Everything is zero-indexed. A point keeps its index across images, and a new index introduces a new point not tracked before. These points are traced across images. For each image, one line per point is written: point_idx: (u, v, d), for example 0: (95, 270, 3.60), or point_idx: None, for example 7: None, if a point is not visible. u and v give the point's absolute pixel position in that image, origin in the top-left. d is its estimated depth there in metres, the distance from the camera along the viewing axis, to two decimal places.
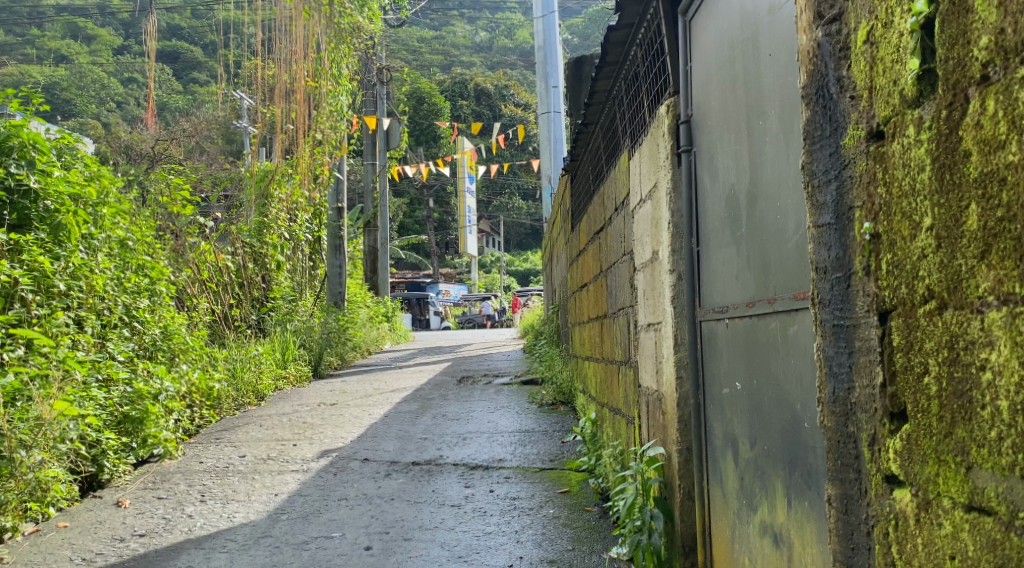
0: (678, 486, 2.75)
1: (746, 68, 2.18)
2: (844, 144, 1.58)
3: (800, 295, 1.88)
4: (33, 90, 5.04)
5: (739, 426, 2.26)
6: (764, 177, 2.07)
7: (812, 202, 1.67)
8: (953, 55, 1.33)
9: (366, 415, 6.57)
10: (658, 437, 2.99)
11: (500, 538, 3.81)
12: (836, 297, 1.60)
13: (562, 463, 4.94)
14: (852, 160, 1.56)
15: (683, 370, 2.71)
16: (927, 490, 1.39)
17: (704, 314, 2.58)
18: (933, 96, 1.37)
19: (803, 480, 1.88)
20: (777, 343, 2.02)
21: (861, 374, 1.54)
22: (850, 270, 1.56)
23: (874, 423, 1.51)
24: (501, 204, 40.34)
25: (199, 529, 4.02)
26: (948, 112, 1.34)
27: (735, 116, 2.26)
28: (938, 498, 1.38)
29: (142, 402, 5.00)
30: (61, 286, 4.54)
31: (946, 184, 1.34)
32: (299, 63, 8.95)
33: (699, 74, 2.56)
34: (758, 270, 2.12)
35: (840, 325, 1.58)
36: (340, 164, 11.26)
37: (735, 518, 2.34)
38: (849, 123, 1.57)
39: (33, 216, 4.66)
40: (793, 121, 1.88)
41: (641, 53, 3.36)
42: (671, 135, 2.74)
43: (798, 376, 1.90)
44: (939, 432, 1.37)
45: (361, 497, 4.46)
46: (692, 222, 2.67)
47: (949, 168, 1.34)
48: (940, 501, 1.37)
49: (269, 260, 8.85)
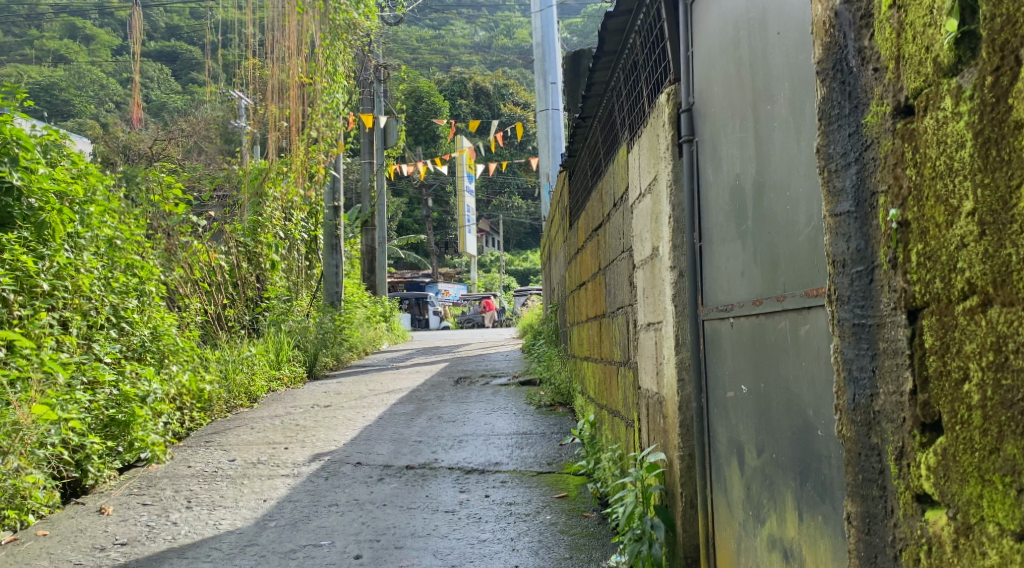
0: (680, 494, 2.61)
1: (752, 51, 2.04)
2: (865, 122, 1.45)
3: (813, 292, 1.74)
4: (17, 86, 4.91)
5: (746, 431, 2.12)
6: (772, 165, 1.92)
7: (828, 189, 1.53)
8: (1001, 11, 1.18)
9: (360, 417, 6.44)
10: (658, 441, 2.86)
11: (495, 545, 3.67)
12: (856, 293, 1.46)
13: (561, 466, 4.81)
14: (876, 139, 1.42)
15: (685, 372, 2.57)
16: (969, 514, 1.25)
17: (707, 313, 2.44)
18: (975, 62, 1.23)
19: (817, 493, 1.74)
20: (786, 343, 1.88)
21: (887, 379, 1.40)
22: (873, 262, 1.43)
23: (901, 435, 1.37)
24: (501, 203, 40.33)
25: (183, 538, 3.88)
26: (995, 78, 1.20)
27: (740, 103, 2.13)
28: (981, 524, 1.23)
29: (129, 405, 4.85)
30: (45, 285, 4.43)
31: (993, 161, 1.20)
32: (293, 60, 8.77)
33: (701, 60, 2.42)
34: (767, 266, 1.98)
35: (862, 325, 1.45)
36: (336, 163, 11.13)
37: (741, 530, 2.20)
38: (873, 99, 1.43)
39: (17, 215, 4.51)
40: (805, 103, 1.75)
41: (639, 41, 3.22)
42: (671, 125, 2.61)
43: (810, 380, 1.76)
44: (984, 448, 1.22)
45: (352, 503, 4.32)
46: (693, 216, 2.53)
47: (995, 142, 1.19)
48: (983, 527, 1.23)
49: (263, 260, 8.72)
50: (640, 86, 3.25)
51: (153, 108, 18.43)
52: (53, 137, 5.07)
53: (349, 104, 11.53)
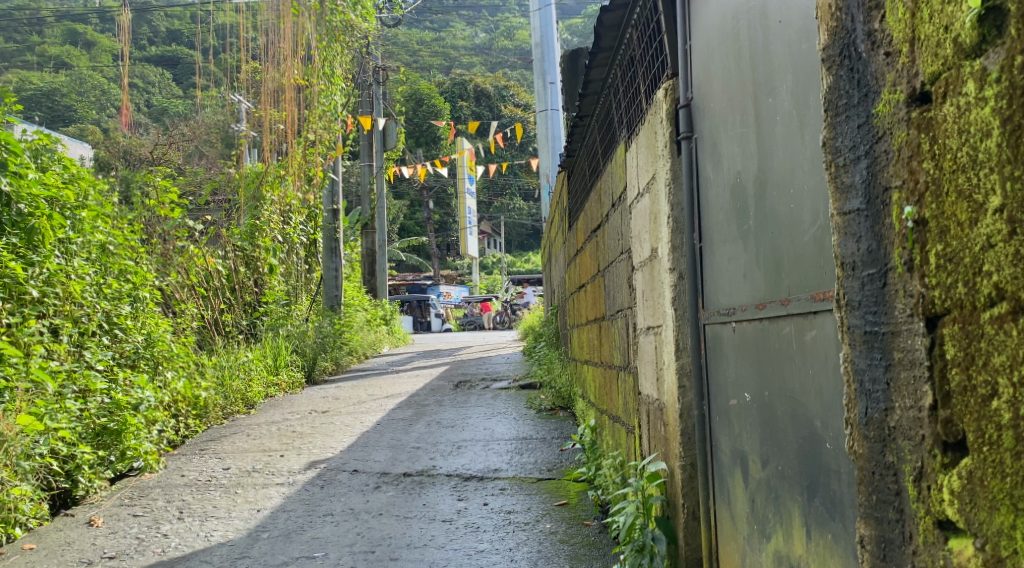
0: (682, 505, 2.51)
1: (752, 41, 1.94)
2: (877, 112, 1.35)
3: (819, 294, 1.64)
4: (5, 89, 4.81)
5: (749, 440, 2.03)
6: (774, 160, 1.83)
7: (836, 185, 1.44)
8: None
9: (358, 423, 6.34)
10: (659, 449, 2.76)
11: (493, 556, 3.57)
12: (867, 299, 1.37)
13: (561, 473, 4.70)
14: (888, 130, 1.32)
15: (686, 378, 2.47)
16: (999, 546, 1.14)
17: (708, 317, 2.35)
18: (1001, 41, 1.13)
19: (825, 509, 1.64)
20: (792, 349, 1.78)
21: (903, 393, 1.30)
22: (886, 265, 1.33)
23: (920, 455, 1.27)
24: (502, 204, 40.25)
25: (173, 550, 3.79)
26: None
27: (741, 98, 2.03)
28: (1014, 557, 1.12)
29: (120, 414, 4.75)
30: (33, 292, 4.33)
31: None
32: (287, 62, 8.64)
33: (699, 52, 2.32)
34: (771, 269, 1.87)
35: (874, 333, 1.35)
36: (335, 166, 11.04)
37: (745, 545, 2.10)
38: (885, 86, 1.33)
39: (6, 221, 4.39)
40: (809, 94, 1.65)
41: (636, 35, 3.12)
42: (670, 121, 2.50)
43: (817, 389, 1.66)
44: (1016, 474, 1.12)
45: (347, 513, 4.22)
46: (694, 216, 2.43)
47: None
48: (1016, 561, 1.12)
49: (261, 264, 8.62)
50: (637, 83, 3.15)
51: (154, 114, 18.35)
52: (42, 142, 4.94)
53: (347, 107, 11.43)
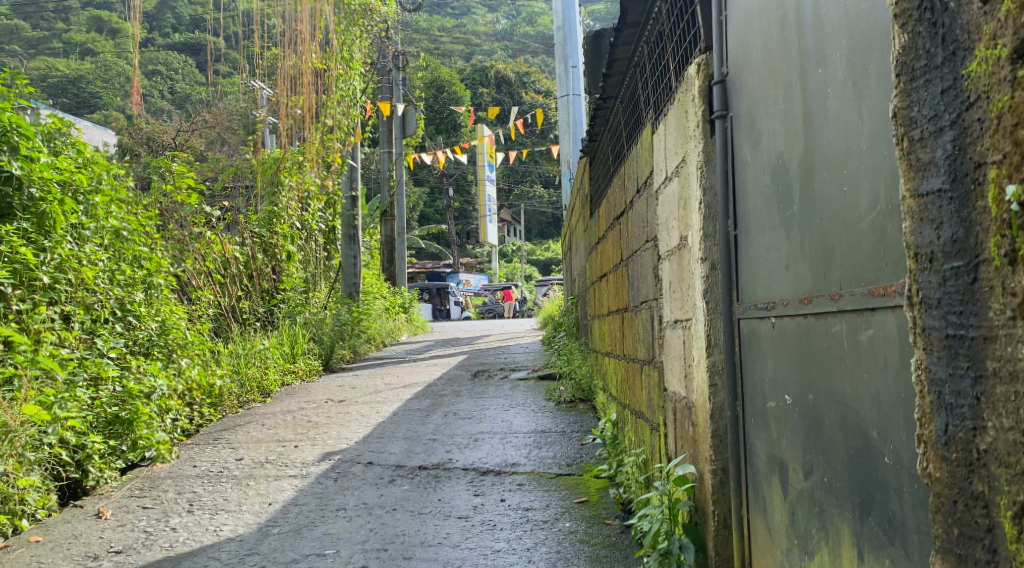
0: (711, 512, 2.34)
1: (798, 5, 1.76)
2: (968, 73, 1.16)
3: (877, 290, 1.46)
4: (18, 72, 4.65)
5: (789, 448, 1.85)
6: (824, 139, 1.64)
7: (913, 162, 1.26)
8: None
9: (374, 413, 6.20)
10: (687, 451, 2.59)
11: (510, 556, 3.40)
12: (953, 296, 1.19)
13: (581, 469, 4.54)
14: (984, 94, 1.14)
15: (718, 376, 2.29)
16: None
17: (743, 311, 2.17)
18: None
19: (882, 531, 1.46)
20: (843, 350, 1.60)
21: (998, 411, 1.12)
22: (977, 257, 1.15)
23: (1020, 485, 1.09)
24: (523, 192, 40.13)
25: (181, 545, 3.65)
26: None
27: (784, 70, 1.84)
28: None
29: (133, 402, 4.61)
30: (45, 278, 4.19)
31: None
32: (308, 46, 8.38)
33: (736, 22, 2.13)
34: (818, 258, 1.69)
35: (961, 338, 1.18)
36: (354, 152, 10.85)
37: (783, 560, 1.93)
38: (980, 41, 1.14)
39: (16, 205, 4.29)
40: (869, 61, 1.46)
41: (666, 10, 2.92)
42: (702, 98, 2.31)
43: (874, 395, 1.48)
44: None
45: (360, 508, 4.07)
46: (728, 202, 2.24)
47: None
48: None
49: (280, 251, 8.51)
50: (666, 59, 2.96)
51: (176, 103, 18.33)
52: (56, 126, 4.84)
53: (366, 92, 11.24)
